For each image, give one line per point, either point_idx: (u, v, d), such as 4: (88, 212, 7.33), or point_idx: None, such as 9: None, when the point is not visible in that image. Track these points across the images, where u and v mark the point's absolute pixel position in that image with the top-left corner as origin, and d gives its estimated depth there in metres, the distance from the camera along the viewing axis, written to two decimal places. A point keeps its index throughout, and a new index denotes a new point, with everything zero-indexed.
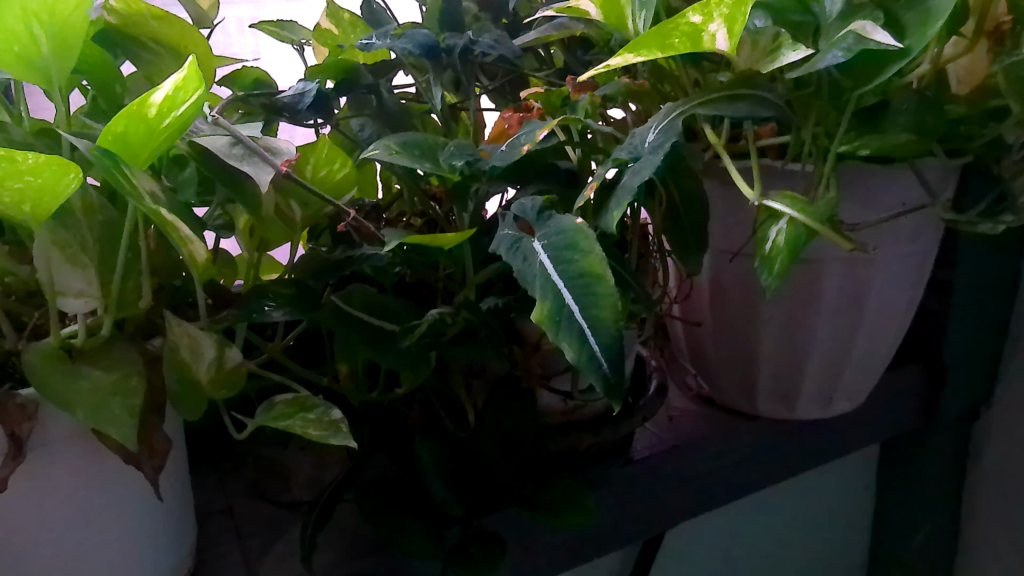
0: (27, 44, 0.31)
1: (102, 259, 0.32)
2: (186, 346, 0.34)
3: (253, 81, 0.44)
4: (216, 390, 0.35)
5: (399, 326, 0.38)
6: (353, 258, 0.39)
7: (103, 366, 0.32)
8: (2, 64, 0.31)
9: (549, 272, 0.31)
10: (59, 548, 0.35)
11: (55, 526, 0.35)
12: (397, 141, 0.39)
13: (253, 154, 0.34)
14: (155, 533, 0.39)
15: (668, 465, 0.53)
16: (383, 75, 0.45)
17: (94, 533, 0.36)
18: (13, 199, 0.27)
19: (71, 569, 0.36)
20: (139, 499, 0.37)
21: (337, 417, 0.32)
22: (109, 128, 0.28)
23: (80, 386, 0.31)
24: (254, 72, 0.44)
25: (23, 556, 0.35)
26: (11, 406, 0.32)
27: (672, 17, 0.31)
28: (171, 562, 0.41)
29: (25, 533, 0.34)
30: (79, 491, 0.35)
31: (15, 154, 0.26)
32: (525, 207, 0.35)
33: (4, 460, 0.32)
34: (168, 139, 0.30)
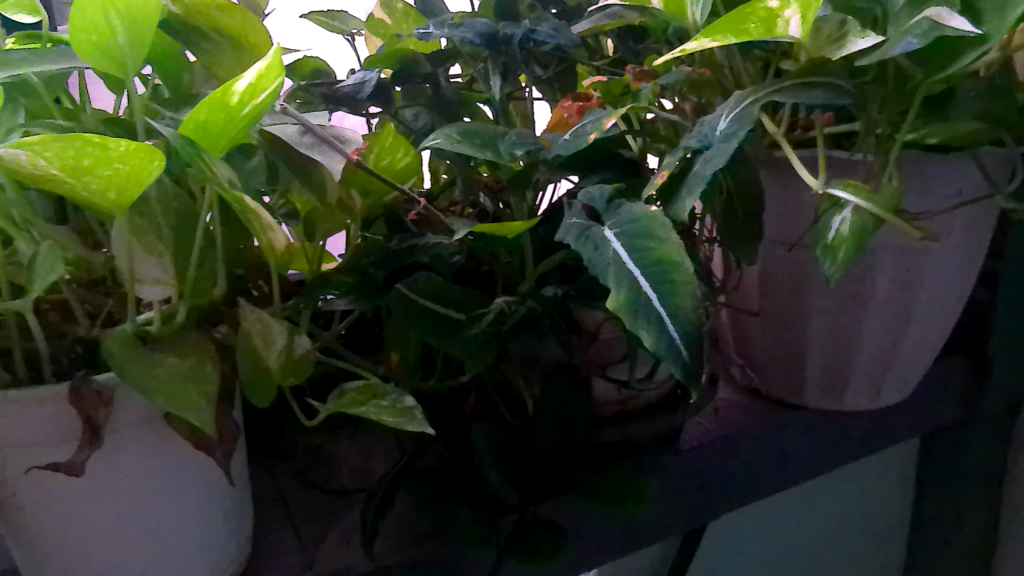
0: (104, 33, 0.31)
1: (177, 248, 0.32)
2: (258, 334, 0.34)
3: (310, 71, 0.44)
4: (285, 377, 0.35)
5: (465, 315, 0.38)
6: (414, 247, 0.39)
7: (177, 353, 0.32)
8: (80, 52, 0.32)
9: (623, 260, 0.31)
10: (131, 528, 0.37)
11: (127, 507, 0.36)
12: (457, 130, 0.39)
13: (323, 142, 0.34)
14: (218, 514, 0.40)
15: (717, 456, 0.53)
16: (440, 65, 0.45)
17: (162, 515, 0.37)
18: (100, 186, 0.27)
19: (139, 547, 0.37)
20: (206, 484, 0.38)
21: (410, 404, 0.32)
22: (192, 116, 0.29)
23: (156, 372, 0.31)
24: (311, 61, 0.44)
25: (96, 533, 0.36)
26: (87, 392, 0.32)
27: (749, 2, 0.31)
28: (230, 544, 0.41)
29: (99, 513, 0.36)
30: (149, 475, 0.36)
31: (108, 140, 0.25)
32: (592, 195, 0.35)
33: (81, 445, 0.33)
34: (246, 126, 0.31)
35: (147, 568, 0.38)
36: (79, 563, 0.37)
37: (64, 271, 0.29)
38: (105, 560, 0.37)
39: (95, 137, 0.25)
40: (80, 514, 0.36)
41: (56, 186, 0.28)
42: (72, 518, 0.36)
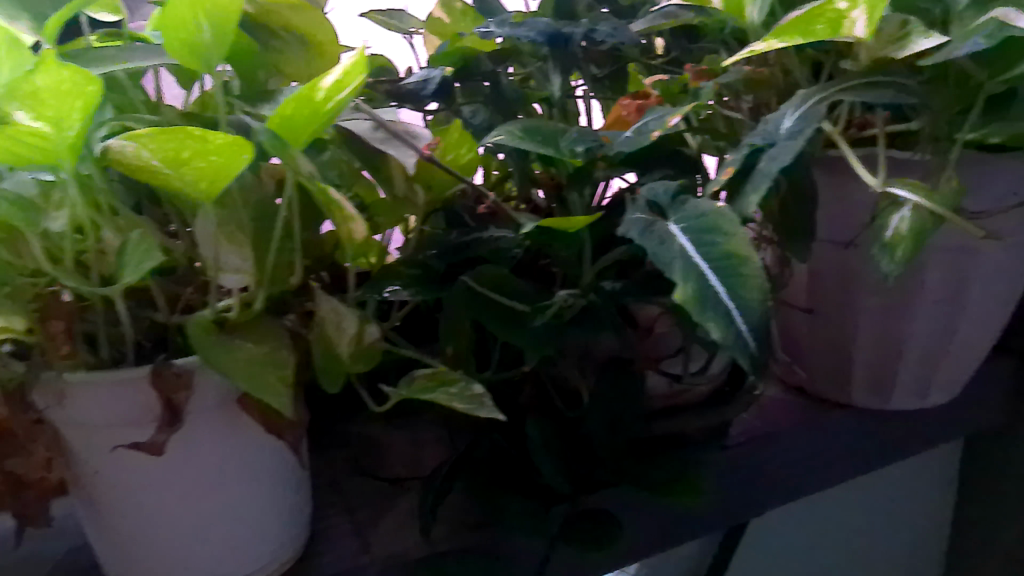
0: (190, 30, 0.32)
1: (257, 238, 0.33)
2: (331, 322, 0.35)
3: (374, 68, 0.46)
4: (354, 365, 0.36)
5: (528, 307, 0.38)
6: (477, 240, 0.40)
7: (254, 339, 0.34)
8: (170, 50, 0.33)
9: (690, 253, 0.32)
10: (203, 501, 0.39)
11: (200, 481, 0.38)
12: (520, 127, 0.40)
13: (395, 138, 0.35)
14: (279, 493, 0.42)
15: (763, 452, 0.54)
16: (500, 63, 0.46)
17: (229, 489, 0.39)
18: (193, 177, 0.29)
19: (210, 519, 0.39)
20: (272, 462, 0.40)
21: (480, 391, 0.33)
22: (279, 111, 0.30)
23: (236, 357, 0.33)
24: (375, 59, 0.46)
25: (169, 502, 0.38)
26: (168, 374, 0.34)
27: (818, 4, 0.32)
28: (289, 521, 0.43)
29: (172, 485, 0.38)
30: (219, 452, 0.38)
31: (207, 133, 0.27)
32: (657, 191, 0.36)
33: (162, 426, 0.34)
34: (324, 122, 0.32)
35: (216, 539, 0.40)
36: (150, 531, 0.39)
37: (163, 257, 0.31)
38: (175, 528, 0.39)
39: (195, 130, 0.26)
40: (154, 484, 0.38)
41: (151, 177, 0.29)
42: (146, 488, 0.38)
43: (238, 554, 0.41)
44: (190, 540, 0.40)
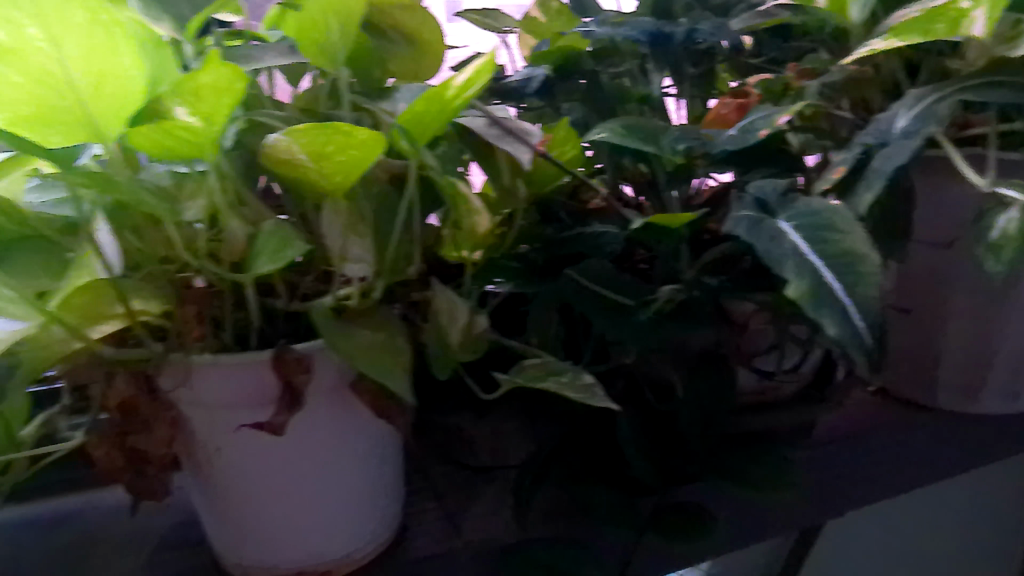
0: (321, 30, 0.34)
1: (378, 230, 0.35)
2: (445, 312, 0.37)
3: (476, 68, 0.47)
4: (463, 354, 0.37)
5: (633, 301, 0.39)
6: (581, 236, 0.41)
7: (372, 327, 0.35)
8: (302, 49, 0.35)
9: (802, 251, 0.32)
10: (310, 481, 0.40)
11: (308, 460, 0.40)
12: (622, 124, 0.41)
13: (509, 134, 0.36)
14: (377, 475, 0.43)
15: (848, 453, 0.53)
16: (598, 62, 0.47)
17: (333, 470, 0.41)
18: (331, 170, 0.30)
19: (314, 499, 0.41)
20: (372, 443, 0.42)
21: (590, 381, 0.34)
22: (409, 109, 0.31)
23: (358, 342, 0.34)
24: None
25: (279, 482, 0.40)
26: (288, 358, 0.35)
27: (939, 4, 0.32)
28: (385, 504, 0.45)
29: (282, 465, 0.40)
30: (326, 433, 0.40)
31: (354, 129, 0.28)
32: (766, 189, 0.37)
33: (282, 407, 0.36)
34: (450, 115, 0.33)
35: (320, 519, 0.42)
36: (258, 511, 0.41)
37: (305, 247, 0.32)
38: (283, 508, 0.41)
39: (343, 126, 0.28)
40: (265, 464, 0.40)
41: (292, 170, 0.30)
42: (257, 468, 0.40)
43: (340, 533, 0.43)
44: (297, 521, 0.41)
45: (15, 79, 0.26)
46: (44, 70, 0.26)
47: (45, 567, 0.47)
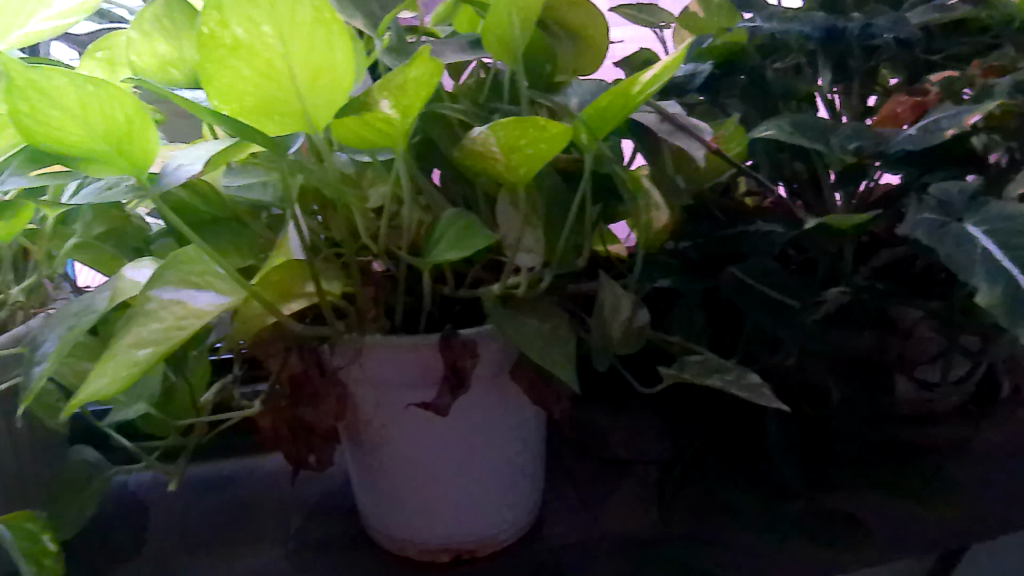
0: (504, 25, 0.35)
1: (549, 223, 0.36)
2: (609, 305, 0.37)
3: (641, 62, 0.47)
4: (622, 347, 0.37)
5: (799, 302, 0.39)
6: (744, 233, 0.40)
7: (537, 316, 0.36)
8: (485, 45, 0.36)
9: (993, 255, 0.31)
10: (461, 463, 0.42)
11: (461, 442, 0.42)
12: (791, 121, 0.40)
13: (681, 130, 0.36)
14: (521, 461, 0.45)
15: (1009, 471, 0.51)
16: (765, 56, 0.46)
17: (484, 453, 0.42)
18: (517, 163, 0.31)
19: (464, 480, 0.43)
20: (520, 430, 0.43)
21: (758, 381, 0.34)
22: (595, 104, 0.32)
23: (525, 332, 0.35)
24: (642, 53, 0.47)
25: (434, 462, 0.42)
26: (455, 343, 0.37)
27: None
28: (526, 490, 0.46)
29: (437, 445, 0.41)
30: (481, 417, 0.41)
31: (549, 123, 0.29)
32: (953, 192, 0.36)
33: (446, 389, 0.38)
34: (632, 109, 0.33)
35: (466, 502, 0.43)
36: (410, 488, 0.43)
37: (488, 238, 0.33)
38: (434, 488, 0.43)
39: (540, 119, 0.29)
40: (422, 444, 0.41)
41: (480, 161, 0.32)
42: (415, 447, 0.42)
43: (484, 516, 0.44)
44: (446, 501, 0.43)
45: (246, 73, 0.28)
46: (271, 65, 0.28)
47: (219, 521, 0.51)
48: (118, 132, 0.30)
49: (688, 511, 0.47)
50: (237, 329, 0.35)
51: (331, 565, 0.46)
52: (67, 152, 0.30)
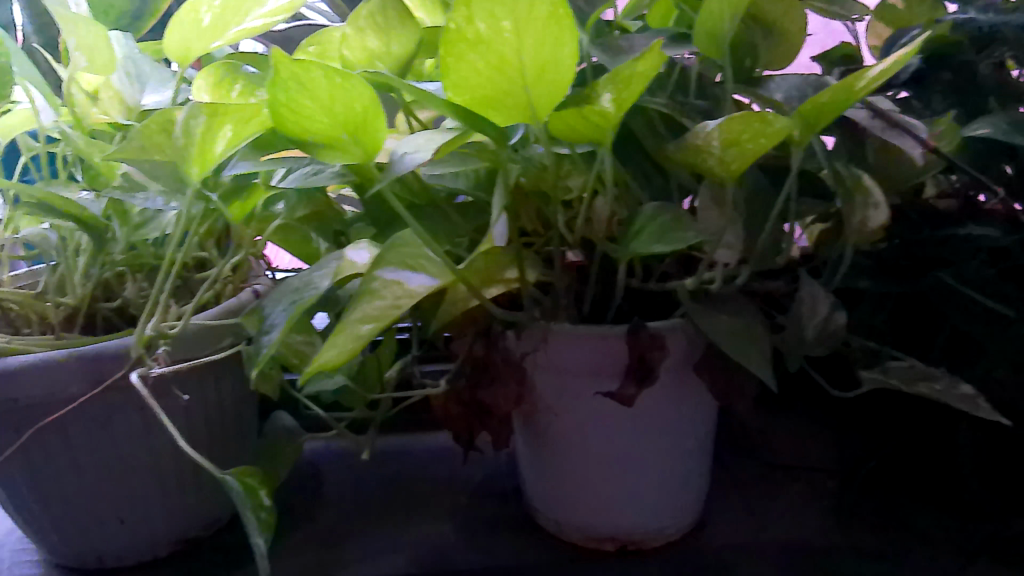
0: (717, 21, 0.35)
1: (750, 219, 0.36)
2: (807, 305, 0.37)
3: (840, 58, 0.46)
4: (817, 348, 0.37)
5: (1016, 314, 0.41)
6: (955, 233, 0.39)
7: (731, 312, 0.36)
8: (695, 39, 0.36)
9: None
10: (634, 454, 0.43)
11: (636, 433, 0.42)
12: (1008, 121, 0.38)
13: (894, 127, 0.35)
14: (690, 456, 0.45)
15: None
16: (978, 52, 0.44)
17: (657, 445, 0.43)
18: (730, 159, 0.32)
19: (636, 471, 0.43)
20: (691, 425, 0.44)
21: (971, 392, 0.33)
22: (813, 100, 0.31)
23: (721, 327, 0.35)
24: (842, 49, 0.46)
25: (609, 452, 0.43)
26: (644, 336, 0.38)
27: None
28: (693, 486, 0.46)
29: (613, 435, 0.42)
30: (658, 410, 0.42)
31: (766, 117, 0.29)
32: None
33: (632, 381, 0.38)
34: (849, 105, 0.32)
35: (636, 492, 0.44)
36: (582, 475, 0.44)
37: (695, 236, 0.33)
38: (607, 476, 0.44)
39: (755, 113, 0.29)
40: (598, 433, 0.43)
41: (692, 155, 0.32)
42: (591, 435, 0.43)
43: (650, 508, 0.45)
44: (615, 491, 0.44)
45: (479, 66, 0.30)
46: (504, 60, 0.29)
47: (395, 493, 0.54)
48: (353, 121, 0.31)
49: (867, 530, 0.47)
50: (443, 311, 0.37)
51: (499, 543, 0.48)
52: (306, 137, 0.32)
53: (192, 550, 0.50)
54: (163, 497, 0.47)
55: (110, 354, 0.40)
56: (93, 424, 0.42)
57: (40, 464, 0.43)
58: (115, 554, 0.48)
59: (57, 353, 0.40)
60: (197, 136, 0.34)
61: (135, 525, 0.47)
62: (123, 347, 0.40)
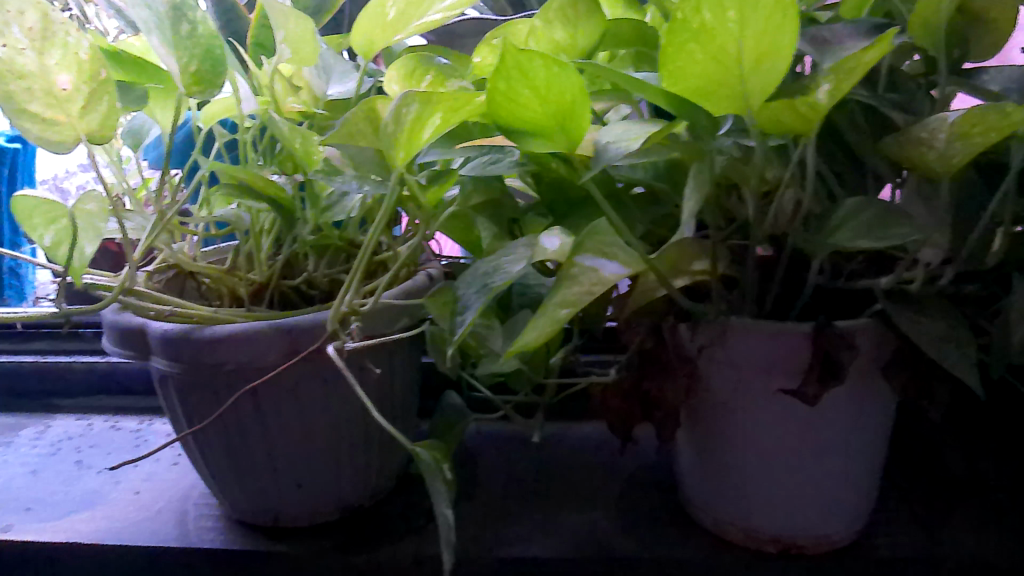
0: (935, 10, 0.34)
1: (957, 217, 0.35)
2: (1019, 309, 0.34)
3: None
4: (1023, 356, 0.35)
5: None
6: None
7: (931, 313, 0.35)
8: (909, 30, 0.35)
9: None
10: (805, 456, 0.42)
11: (809, 434, 0.42)
12: None
13: None
14: (863, 462, 0.44)
15: None
16: None
17: (830, 448, 0.42)
18: (954, 153, 0.30)
19: (806, 474, 0.43)
20: (868, 430, 0.43)
21: None
22: None
23: (921, 327, 0.34)
24: None
25: (779, 452, 0.42)
26: (831, 335, 0.37)
27: None
28: (863, 494, 0.45)
29: (785, 434, 0.42)
30: (835, 413, 0.41)
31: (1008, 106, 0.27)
32: None
33: (814, 379, 0.37)
34: None
35: (805, 495, 0.43)
36: (749, 475, 0.43)
37: (907, 232, 0.31)
38: (775, 478, 0.43)
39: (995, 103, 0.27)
40: (770, 432, 0.42)
41: (910, 148, 0.31)
42: (761, 434, 0.42)
43: (818, 513, 0.44)
44: (782, 493, 0.43)
45: (698, 57, 0.30)
46: (724, 50, 0.29)
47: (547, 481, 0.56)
48: (563, 110, 0.32)
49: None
50: (632, 300, 0.38)
51: (655, 535, 0.49)
52: (514, 125, 0.33)
53: (357, 518, 0.53)
54: (336, 465, 0.49)
55: (306, 327, 0.43)
56: (283, 392, 0.45)
57: (234, 428, 0.47)
58: (291, 516, 0.51)
59: (260, 324, 0.43)
60: (407, 122, 0.35)
61: (311, 488, 0.50)
62: (317, 322, 0.43)
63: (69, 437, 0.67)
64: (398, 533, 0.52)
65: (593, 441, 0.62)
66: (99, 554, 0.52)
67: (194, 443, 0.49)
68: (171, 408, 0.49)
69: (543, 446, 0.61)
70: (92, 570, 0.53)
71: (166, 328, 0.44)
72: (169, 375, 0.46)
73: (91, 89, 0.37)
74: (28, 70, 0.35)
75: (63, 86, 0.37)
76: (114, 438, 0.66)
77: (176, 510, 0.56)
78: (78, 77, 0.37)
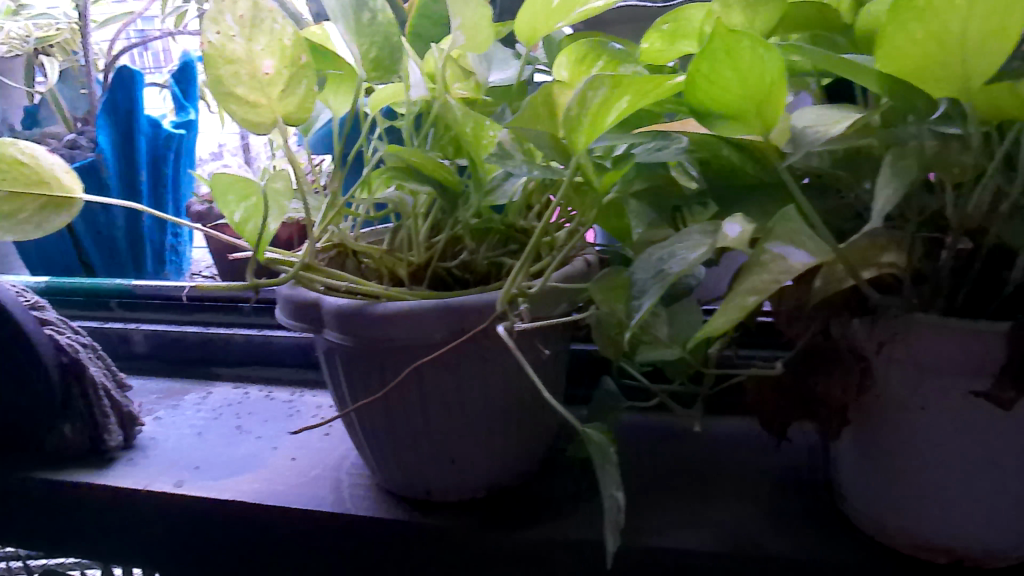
0: None
1: None
2: None
3: None
4: None
5: None
6: None
7: None
8: None
9: None
10: (988, 466, 0.40)
11: (994, 442, 0.39)
12: None
13: None
14: None
15: None
16: None
17: (1017, 459, 0.40)
18: None
19: (987, 484, 0.40)
20: None
21: None
22: None
23: None
24: None
25: (958, 459, 0.40)
26: None
27: None
28: None
29: (967, 441, 0.40)
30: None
31: None
32: None
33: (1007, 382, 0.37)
34: None
35: (985, 507, 0.41)
36: (922, 481, 0.41)
37: None
38: (953, 485, 0.41)
39: None
40: (950, 437, 0.40)
41: None
42: (939, 438, 0.40)
43: (997, 527, 0.41)
44: (959, 503, 0.41)
45: (916, 36, 0.29)
46: (947, 28, 0.28)
47: (690, 475, 0.55)
48: (762, 92, 0.31)
49: None
50: (816, 291, 0.37)
51: (810, 536, 0.47)
52: (709, 108, 0.33)
53: (503, 498, 0.54)
54: (488, 444, 0.51)
55: (473, 306, 0.44)
56: (444, 369, 0.47)
57: (395, 403, 0.48)
58: (441, 491, 0.53)
59: (430, 302, 0.44)
60: (594, 106, 0.36)
61: (463, 465, 0.51)
62: (484, 301, 0.45)
63: (228, 404, 0.73)
64: (543, 515, 0.53)
65: (735, 437, 0.60)
66: (264, 513, 0.56)
67: (357, 416, 0.51)
68: (335, 382, 0.51)
69: (683, 439, 0.61)
70: (256, 528, 0.56)
71: (340, 303, 0.46)
72: (338, 347, 0.48)
73: (291, 73, 0.39)
74: (236, 56, 0.38)
75: (266, 71, 0.39)
76: (269, 406, 0.72)
77: (330, 477, 0.59)
78: (281, 62, 0.39)
